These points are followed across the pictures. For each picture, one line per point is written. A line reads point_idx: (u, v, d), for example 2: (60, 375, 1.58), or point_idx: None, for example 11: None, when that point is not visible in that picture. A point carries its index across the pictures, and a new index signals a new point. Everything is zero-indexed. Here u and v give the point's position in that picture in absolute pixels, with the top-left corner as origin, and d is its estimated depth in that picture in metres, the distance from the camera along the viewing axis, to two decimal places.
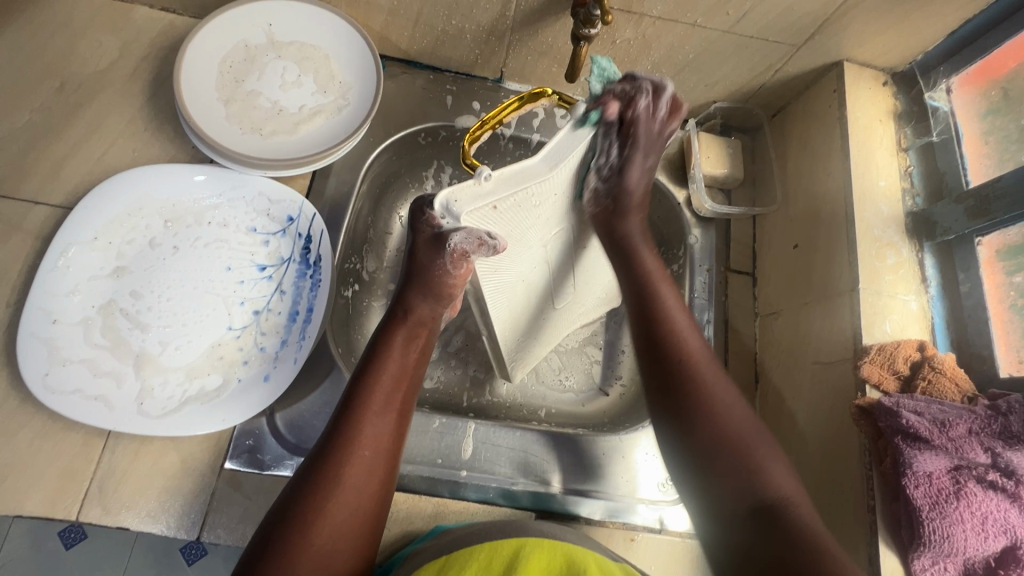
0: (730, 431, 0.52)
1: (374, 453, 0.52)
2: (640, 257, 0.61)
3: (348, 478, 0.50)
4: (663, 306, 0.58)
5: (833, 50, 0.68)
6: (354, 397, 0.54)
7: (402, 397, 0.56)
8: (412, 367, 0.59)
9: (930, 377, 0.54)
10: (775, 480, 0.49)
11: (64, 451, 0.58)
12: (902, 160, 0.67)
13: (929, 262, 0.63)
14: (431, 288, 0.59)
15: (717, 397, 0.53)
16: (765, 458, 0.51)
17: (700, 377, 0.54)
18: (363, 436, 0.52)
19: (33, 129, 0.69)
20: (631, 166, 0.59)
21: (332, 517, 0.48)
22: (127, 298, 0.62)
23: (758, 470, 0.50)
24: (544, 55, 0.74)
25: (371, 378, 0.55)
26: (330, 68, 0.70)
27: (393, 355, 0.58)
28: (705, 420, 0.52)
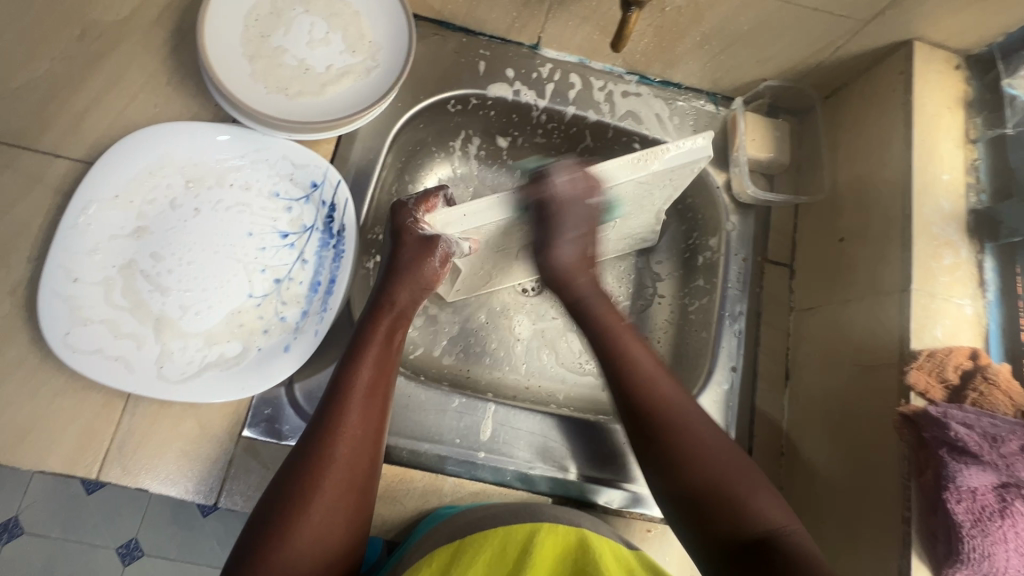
0: (706, 467, 0.50)
1: (363, 434, 0.52)
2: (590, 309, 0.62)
3: (336, 464, 0.49)
4: (630, 363, 0.57)
5: (903, 28, 0.63)
6: (337, 390, 0.53)
7: (385, 387, 0.55)
8: (393, 355, 0.58)
9: (982, 388, 0.51)
10: (767, 513, 0.48)
11: (84, 410, 0.58)
12: (968, 153, 0.62)
13: (988, 264, 0.59)
14: (417, 279, 0.61)
15: (682, 436, 0.52)
16: (752, 487, 0.49)
17: (676, 423, 0.53)
18: (346, 425, 0.51)
19: (54, 78, 0.66)
20: (556, 247, 0.62)
21: (323, 511, 0.48)
22: (147, 259, 0.61)
23: (747, 503, 0.48)
24: (587, 21, 0.69)
25: (355, 369, 0.54)
26: (359, 26, 0.67)
27: (376, 344, 0.57)
28: (684, 460, 0.51)
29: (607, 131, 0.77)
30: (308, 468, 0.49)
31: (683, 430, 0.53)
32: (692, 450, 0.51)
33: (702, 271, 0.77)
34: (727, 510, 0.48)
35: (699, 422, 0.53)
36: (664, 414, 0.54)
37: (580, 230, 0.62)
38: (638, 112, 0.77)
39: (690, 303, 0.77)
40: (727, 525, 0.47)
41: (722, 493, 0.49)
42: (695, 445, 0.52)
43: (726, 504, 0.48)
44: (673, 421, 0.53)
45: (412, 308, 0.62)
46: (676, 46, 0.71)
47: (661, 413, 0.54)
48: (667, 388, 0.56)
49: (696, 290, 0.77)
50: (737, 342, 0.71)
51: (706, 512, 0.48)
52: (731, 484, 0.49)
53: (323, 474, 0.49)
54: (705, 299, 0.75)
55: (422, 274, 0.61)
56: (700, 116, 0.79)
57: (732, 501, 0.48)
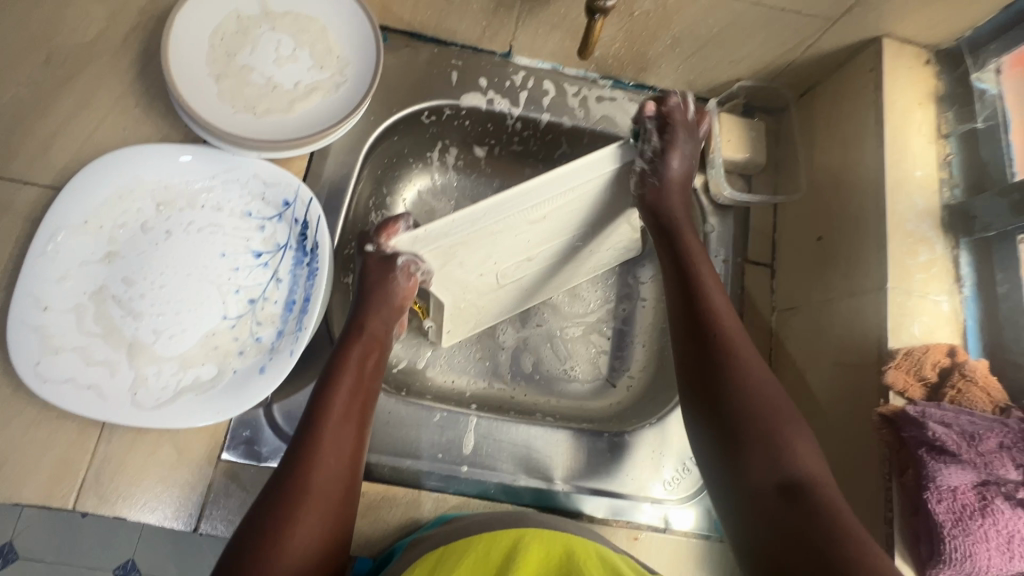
0: (761, 404, 0.50)
1: (339, 462, 0.51)
2: (682, 234, 0.62)
3: (315, 493, 0.48)
4: (699, 275, 0.59)
5: (872, 24, 0.62)
6: (313, 417, 0.52)
7: (362, 413, 0.55)
8: (369, 379, 0.57)
9: (960, 385, 0.51)
10: (805, 455, 0.47)
11: (59, 440, 0.57)
12: (940, 148, 0.62)
13: (964, 260, 0.59)
14: (387, 303, 0.60)
15: (750, 371, 0.52)
16: (792, 436, 0.48)
17: (739, 348, 0.54)
18: (325, 451, 0.50)
19: (20, 104, 0.66)
20: (673, 154, 0.62)
21: (304, 540, 0.46)
22: (119, 284, 0.60)
23: (789, 443, 0.48)
24: (557, 28, 0.69)
25: (328, 396, 0.54)
26: (326, 42, 0.66)
27: (349, 370, 0.56)
28: (743, 387, 0.51)
29: (583, 137, 0.77)
30: (288, 496, 0.47)
31: (752, 376, 0.52)
32: (767, 394, 0.50)
33: None
34: (770, 447, 0.47)
35: (768, 373, 0.53)
36: (732, 348, 0.53)
37: (684, 166, 0.63)
38: (614, 117, 0.77)
39: None
40: (766, 460, 0.47)
41: (769, 427, 0.48)
42: (757, 385, 0.51)
43: (768, 437, 0.48)
44: (741, 356, 0.53)
45: (384, 335, 0.61)
46: (647, 50, 0.71)
47: (738, 354, 0.53)
48: (738, 333, 0.55)
49: None
50: None
51: (746, 451, 0.48)
52: (778, 422, 0.49)
53: (304, 502, 0.47)
54: None
55: (388, 295, 0.60)
56: None
57: (777, 437, 0.48)
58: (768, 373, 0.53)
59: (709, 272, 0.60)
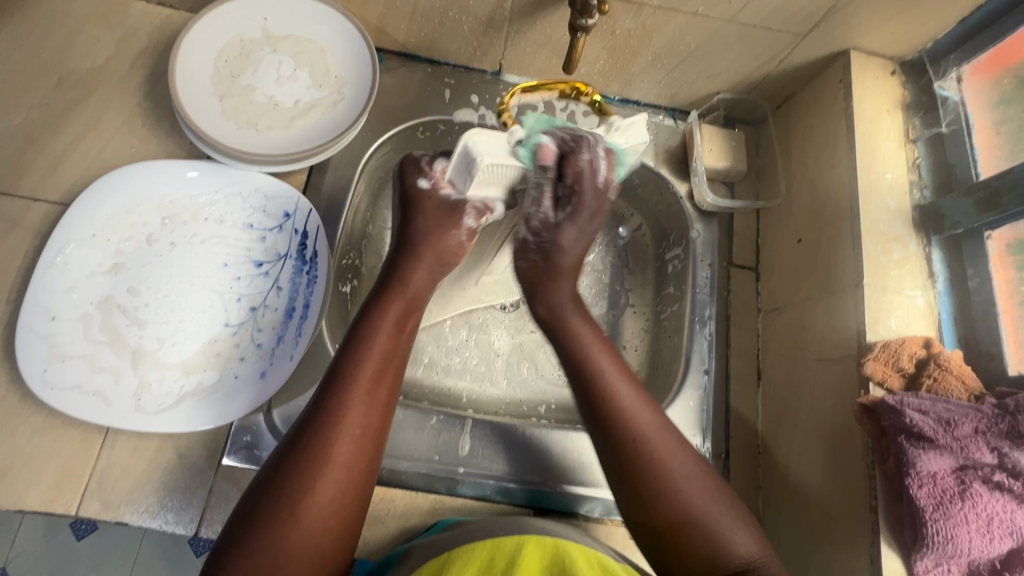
0: (685, 508, 0.48)
1: (364, 431, 0.48)
2: (574, 328, 0.55)
3: (336, 463, 0.46)
4: (605, 380, 0.53)
5: (840, 38, 0.66)
6: (339, 379, 0.49)
7: (391, 379, 0.51)
8: (403, 343, 0.54)
9: (936, 374, 0.53)
10: (743, 543, 0.48)
11: (63, 447, 0.58)
12: (909, 152, 0.65)
13: (936, 257, 0.61)
14: (439, 254, 0.58)
15: (669, 470, 0.49)
16: (727, 524, 0.49)
17: (654, 452, 0.50)
18: (350, 422, 0.48)
19: (32, 125, 0.69)
20: (563, 232, 0.55)
21: (317, 514, 0.44)
22: (124, 294, 0.63)
23: (722, 536, 0.48)
24: (544, 47, 0.73)
25: (357, 359, 0.50)
26: (326, 62, 0.70)
27: (384, 329, 0.52)
28: (666, 487, 0.49)
29: None
30: (305, 465, 0.45)
31: (667, 469, 0.49)
32: (697, 500, 0.49)
33: (672, 279, 0.78)
34: (703, 548, 0.47)
35: (682, 451, 0.51)
36: (646, 458, 0.50)
37: (596, 220, 0.55)
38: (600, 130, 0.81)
39: (663, 310, 0.78)
40: (705, 562, 0.47)
41: (705, 533, 0.48)
42: (679, 484, 0.49)
43: (702, 542, 0.48)
44: (660, 468, 0.49)
45: (427, 291, 0.57)
46: (630, 66, 0.74)
47: (650, 450, 0.50)
48: (650, 423, 0.51)
49: (668, 297, 0.78)
50: (709, 346, 0.72)
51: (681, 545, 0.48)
52: (708, 518, 0.48)
53: (320, 473, 0.45)
54: (676, 305, 0.76)
55: (441, 246, 0.57)
56: (660, 131, 0.82)
57: (715, 533, 0.48)
58: (693, 466, 0.51)
59: (604, 352, 0.55)
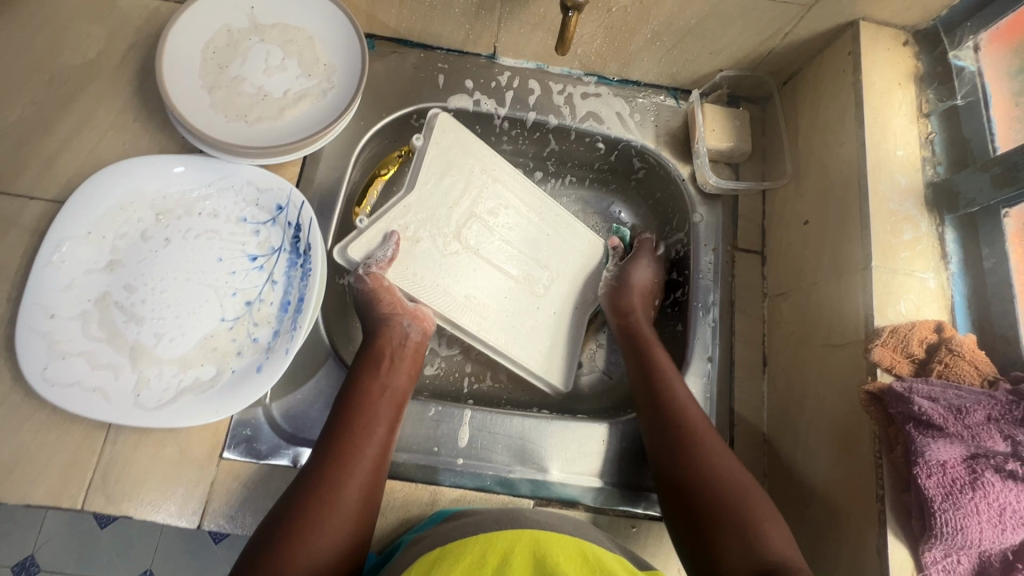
0: (722, 487, 0.54)
1: (367, 459, 0.55)
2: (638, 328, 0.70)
3: (343, 488, 0.53)
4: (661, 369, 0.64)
5: (848, 8, 0.63)
6: (345, 414, 0.58)
7: (391, 414, 0.60)
8: (402, 386, 0.63)
9: (947, 360, 0.51)
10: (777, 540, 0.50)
11: (67, 442, 0.59)
12: (922, 127, 0.62)
13: (949, 237, 0.58)
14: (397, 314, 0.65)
15: (711, 451, 0.57)
16: (764, 521, 0.51)
17: (699, 442, 0.58)
18: (356, 451, 0.55)
19: (25, 123, 0.69)
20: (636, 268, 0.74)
21: (322, 545, 0.49)
22: (121, 290, 0.63)
23: (757, 529, 0.50)
24: (538, 27, 0.71)
25: (361, 398, 0.59)
26: (314, 50, 0.68)
27: (380, 372, 0.62)
28: (705, 471, 0.55)
29: (570, 134, 0.80)
30: (317, 493, 0.52)
31: (708, 462, 0.56)
32: (729, 480, 0.54)
33: (676, 264, 0.79)
34: (739, 528, 0.51)
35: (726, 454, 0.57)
36: (694, 441, 0.58)
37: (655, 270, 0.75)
38: (599, 112, 0.79)
39: (667, 296, 0.79)
40: (737, 555, 0.49)
41: (745, 515, 0.51)
42: (721, 474, 0.55)
43: (740, 522, 0.51)
44: (702, 453, 0.57)
45: (415, 342, 0.66)
46: (628, 45, 0.72)
47: (697, 436, 0.58)
48: (695, 415, 0.60)
49: (671, 283, 0.79)
50: (712, 332, 0.72)
51: (713, 529, 0.52)
52: (755, 509, 0.52)
53: (330, 498, 0.52)
54: (682, 291, 0.77)
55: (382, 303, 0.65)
56: (661, 111, 0.80)
57: (754, 516, 0.51)
58: (743, 470, 0.56)
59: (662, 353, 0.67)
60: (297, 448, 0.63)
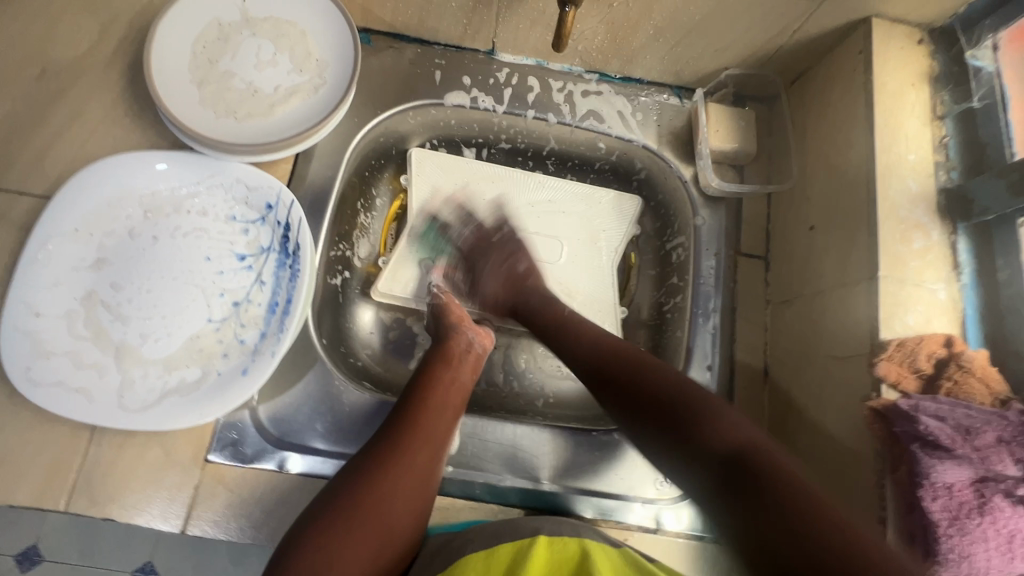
0: (655, 393, 0.52)
1: (431, 446, 0.55)
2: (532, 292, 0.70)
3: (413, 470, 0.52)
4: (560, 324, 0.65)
5: (859, 5, 0.60)
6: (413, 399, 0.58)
7: (456, 405, 0.60)
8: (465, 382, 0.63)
9: (957, 377, 0.49)
10: (737, 425, 0.47)
11: (51, 443, 0.59)
12: (936, 130, 0.59)
13: (962, 246, 0.56)
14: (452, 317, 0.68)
15: (643, 368, 0.55)
16: (717, 412, 0.48)
17: (630, 368, 0.55)
18: (425, 436, 0.55)
19: (16, 117, 0.68)
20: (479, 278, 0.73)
21: (384, 521, 0.49)
22: (108, 289, 0.62)
23: (715, 420, 0.47)
24: (537, 22, 0.69)
25: (427, 387, 0.59)
26: (306, 45, 0.66)
27: (450, 366, 0.62)
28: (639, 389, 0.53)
29: (570, 133, 0.78)
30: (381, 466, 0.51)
31: (650, 376, 0.54)
32: (665, 385, 0.52)
33: (676, 268, 0.76)
34: (688, 426, 0.48)
35: (668, 366, 0.55)
36: (624, 368, 0.56)
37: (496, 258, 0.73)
38: (600, 111, 0.77)
39: (666, 301, 0.76)
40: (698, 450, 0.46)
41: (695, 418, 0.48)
42: (663, 384, 0.53)
43: (686, 419, 0.48)
44: (635, 374, 0.55)
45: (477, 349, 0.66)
46: (630, 40, 0.70)
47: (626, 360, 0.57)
48: (614, 343, 0.60)
49: (671, 288, 0.76)
50: (712, 339, 0.70)
51: (674, 436, 0.48)
52: (703, 405, 0.49)
53: (397, 474, 0.51)
54: (679, 297, 0.74)
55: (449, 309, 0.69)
56: (664, 110, 0.78)
57: (699, 413, 0.48)
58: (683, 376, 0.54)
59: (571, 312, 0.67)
60: (284, 453, 0.61)
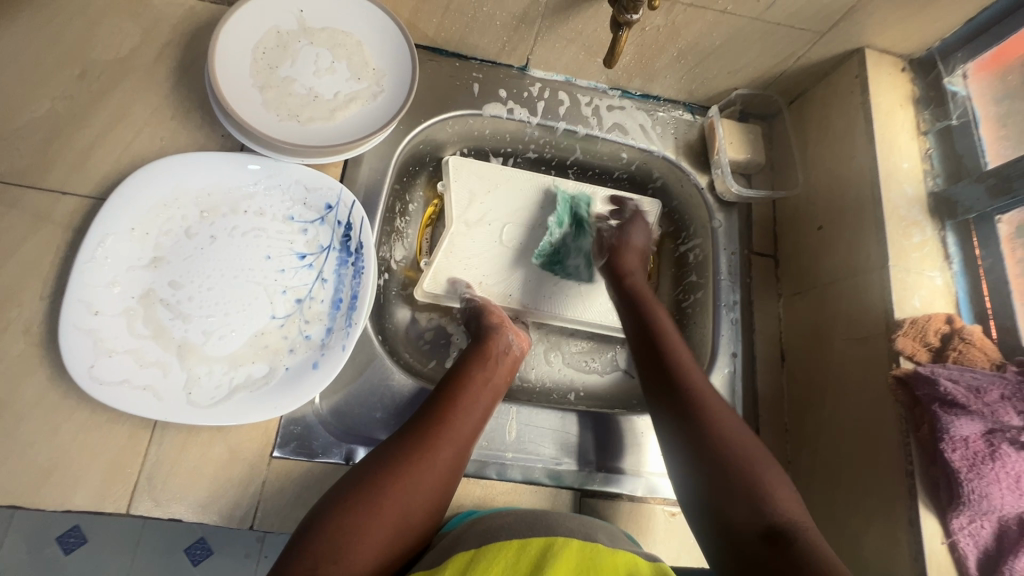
0: (731, 447, 0.55)
1: (456, 446, 0.57)
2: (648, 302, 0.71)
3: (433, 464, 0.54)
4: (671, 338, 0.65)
5: (856, 37, 0.71)
6: (440, 400, 0.60)
7: (485, 408, 0.62)
8: (496, 385, 0.65)
9: (961, 347, 0.57)
10: (783, 501, 0.51)
11: (108, 445, 0.57)
12: (922, 143, 0.70)
13: (951, 240, 0.66)
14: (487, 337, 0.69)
15: (717, 410, 0.58)
16: (773, 481, 0.52)
17: (707, 406, 0.58)
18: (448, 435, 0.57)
19: (55, 117, 0.67)
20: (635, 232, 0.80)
21: (395, 515, 0.50)
22: (167, 288, 0.62)
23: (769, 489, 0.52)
24: (573, 42, 0.76)
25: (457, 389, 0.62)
26: (363, 55, 0.70)
27: (478, 367, 0.65)
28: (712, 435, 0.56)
29: (597, 144, 0.85)
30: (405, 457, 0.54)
31: (723, 428, 0.56)
32: (736, 438, 0.55)
33: (694, 267, 0.83)
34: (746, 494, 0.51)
35: (737, 422, 0.57)
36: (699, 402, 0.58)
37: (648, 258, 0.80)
38: (624, 124, 0.84)
39: (686, 297, 0.83)
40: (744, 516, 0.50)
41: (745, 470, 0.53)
42: (733, 437, 0.55)
43: (749, 486, 0.52)
44: (709, 414, 0.57)
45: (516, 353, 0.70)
46: (654, 61, 0.77)
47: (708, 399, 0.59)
48: (700, 379, 0.61)
49: (691, 285, 0.83)
50: (735, 328, 0.77)
51: (727, 505, 0.52)
52: (767, 475, 0.53)
53: (420, 468, 0.53)
54: (700, 293, 0.81)
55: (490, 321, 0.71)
56: (679, 124, 0.86)
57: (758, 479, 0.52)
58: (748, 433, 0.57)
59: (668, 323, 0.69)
60: (350, 445, 0.62)
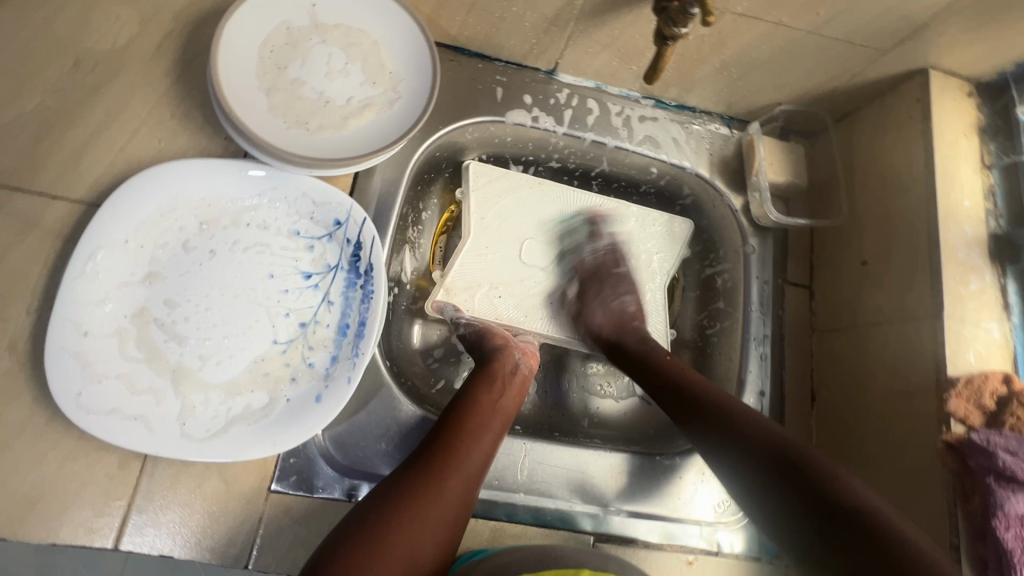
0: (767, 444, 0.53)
1: (464, 481, 0.53)
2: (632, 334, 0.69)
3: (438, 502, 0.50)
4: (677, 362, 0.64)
5: (921, 56, 0.64)
6: (448, 428, 0.56)
7: (495, 435, 0.58)
8: (507, 410, 0.60)
9: (1020, 414, 0.53)
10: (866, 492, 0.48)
11: (96, 475, 0.54)
12: (985, 178, 0.64)
13: (1010, 288, 0.60)
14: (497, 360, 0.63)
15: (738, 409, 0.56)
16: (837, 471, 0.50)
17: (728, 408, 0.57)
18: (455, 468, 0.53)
19: (45, 113, 0.62)
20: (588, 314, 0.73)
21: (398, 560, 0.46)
22: (161, 306, 0.57)
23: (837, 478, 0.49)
24: (607, 48, 0.69)
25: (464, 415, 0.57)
26: (379, 56, 0.64)
27: (488, 390, 0.60)
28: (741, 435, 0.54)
29: (626, 157, 0.79)
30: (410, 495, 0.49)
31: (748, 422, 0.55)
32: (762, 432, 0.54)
33: (722, 294, 0.78)
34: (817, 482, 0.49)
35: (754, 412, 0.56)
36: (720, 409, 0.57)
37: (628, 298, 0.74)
38: (656, 137, 0.78)
39: (710, 326, 0.78)
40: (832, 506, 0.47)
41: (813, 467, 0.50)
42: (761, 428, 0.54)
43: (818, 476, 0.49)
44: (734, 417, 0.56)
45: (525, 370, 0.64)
46: (693, 73, 0.71)
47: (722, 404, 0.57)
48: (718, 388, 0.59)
49: (716, 313, 0.78)
50: (763, 366, 0.72)
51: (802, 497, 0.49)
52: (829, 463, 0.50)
53: (425, 506, 0.49)
54: (726, 323, 0.76)
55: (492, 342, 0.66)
56: (715, 139, 0.80)
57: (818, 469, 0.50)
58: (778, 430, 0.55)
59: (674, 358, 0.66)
60: (352, 481, 0.59)
